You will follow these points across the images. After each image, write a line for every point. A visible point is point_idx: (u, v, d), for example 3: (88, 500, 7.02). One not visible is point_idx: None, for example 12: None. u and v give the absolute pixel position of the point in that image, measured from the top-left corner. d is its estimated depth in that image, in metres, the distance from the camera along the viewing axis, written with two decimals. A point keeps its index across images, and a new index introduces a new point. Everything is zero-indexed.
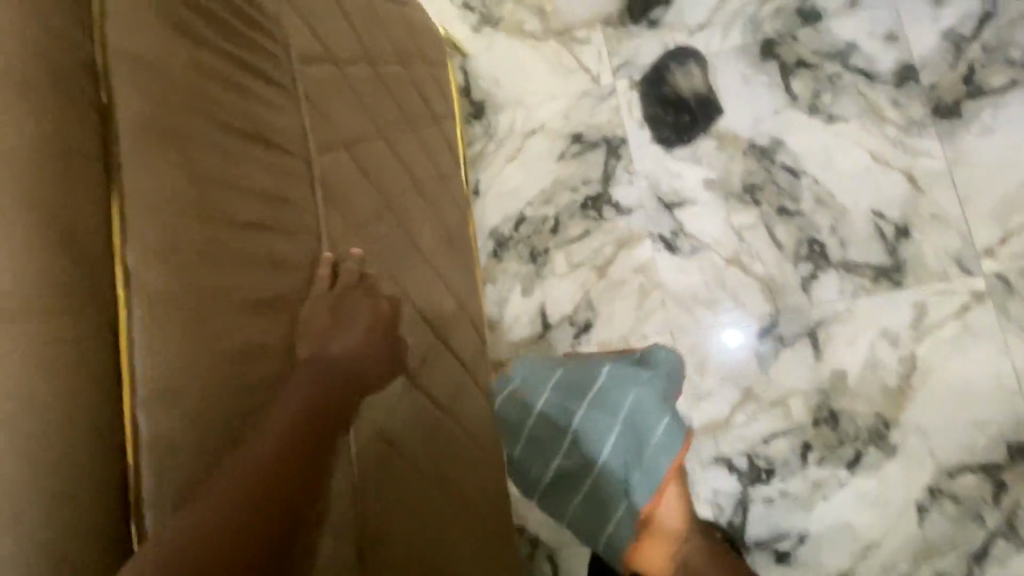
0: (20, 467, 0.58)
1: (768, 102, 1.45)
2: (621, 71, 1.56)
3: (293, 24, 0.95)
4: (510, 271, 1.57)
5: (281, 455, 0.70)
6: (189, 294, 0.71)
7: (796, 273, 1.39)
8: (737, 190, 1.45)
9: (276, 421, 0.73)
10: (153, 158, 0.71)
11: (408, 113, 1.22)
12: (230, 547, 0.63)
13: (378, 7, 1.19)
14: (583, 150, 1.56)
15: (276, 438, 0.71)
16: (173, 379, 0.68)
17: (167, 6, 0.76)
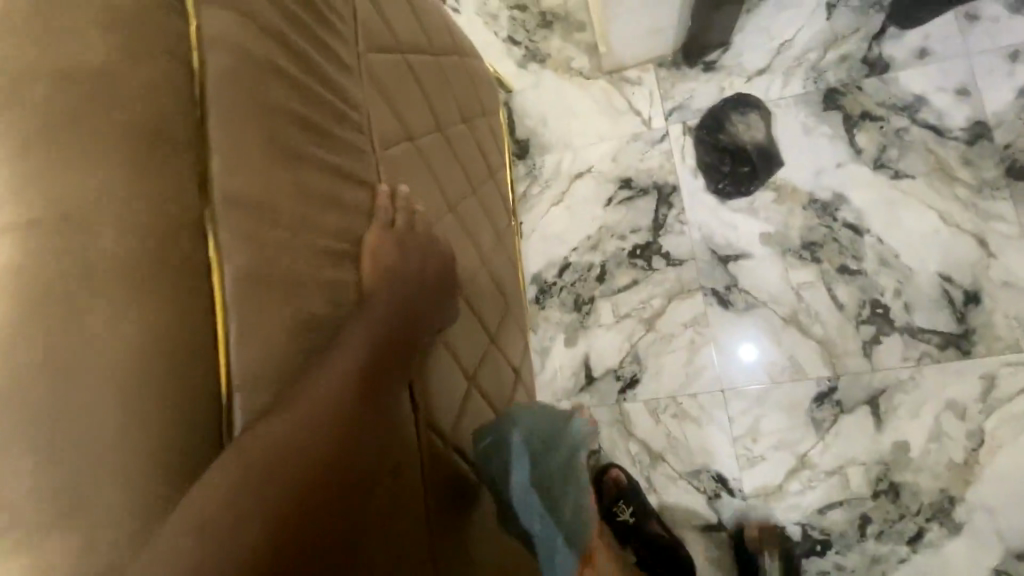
0: (118, 481, 0.55)
1: (830, 154, 1.39)
2: (674, 115, 1.50)
3: (374, 103, 0.85)
4: (553, 319, 1.52)
5: (348, 396, 0.65)
6: (259, 235, 0.66)
7: (858, 336, 1.34)
8: (796, 247, 1.39)
9: (344, 359, 0.67)
10: (236, 126, 0.67)
11: (474, 175, 1.10)
12: (303, 493, 0.60)
13: (449, 68, 1.07)
14: (633, 196, 1.50)
15: (343, 379, 0.66)
16: (249, 328, 0.63)
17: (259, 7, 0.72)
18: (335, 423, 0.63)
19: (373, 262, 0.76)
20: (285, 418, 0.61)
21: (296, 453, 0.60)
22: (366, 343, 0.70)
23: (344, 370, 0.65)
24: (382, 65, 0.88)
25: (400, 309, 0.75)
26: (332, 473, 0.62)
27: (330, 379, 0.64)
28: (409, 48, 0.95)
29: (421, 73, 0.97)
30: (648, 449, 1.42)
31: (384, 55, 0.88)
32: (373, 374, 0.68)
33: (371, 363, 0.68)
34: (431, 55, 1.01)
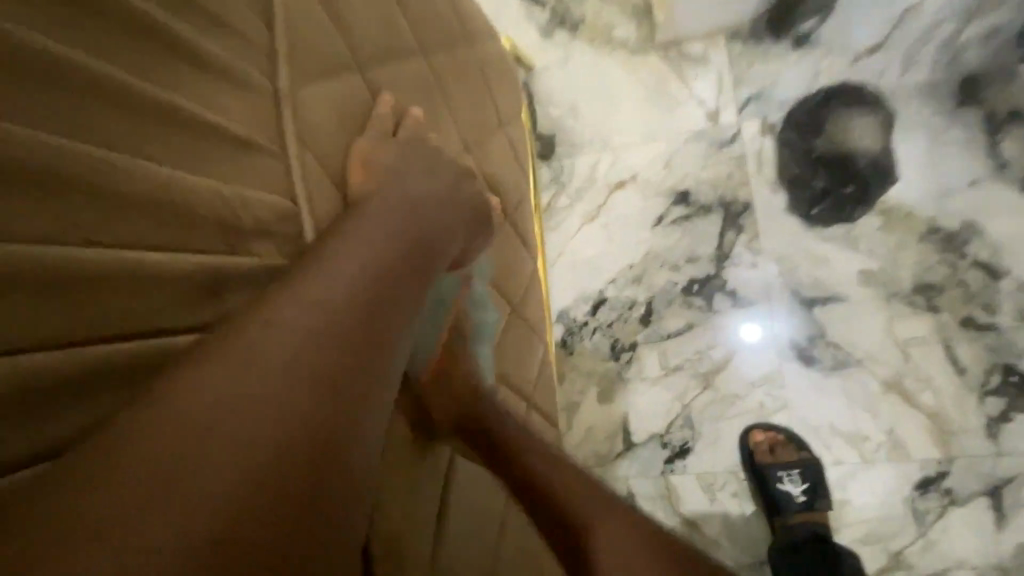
0: None
1: (962, 168, 1.05)
2: (749, 107, 1.14)
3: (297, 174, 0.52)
4: (583, 367, 1.20)
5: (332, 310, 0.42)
6: (138, 119, 0.42)
7: (981, 411, 1.04)
8: (906, 291, 1.06)
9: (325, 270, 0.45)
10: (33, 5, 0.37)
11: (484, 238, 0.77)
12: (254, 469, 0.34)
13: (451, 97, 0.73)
14: (692, 215, 1.16)
15: (323, 288, 0.43)
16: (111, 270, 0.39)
17: None
18: (327, 356, 0.40)
19: (362, 163, 0.58)
20: (246, 354, 0.37)
21: (264, 403, 0.36)
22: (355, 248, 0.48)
23: (348, 265, 0.46)
24: (311, 111, 0.54)
25: (415, 205, 0.57)
26: (340, 404, 0.39)
27: (313, 295, 0.42)
28: (371, 64, 0.61)
29: (393, 100, 0.63)
30: (699, 535, 1.11)
31: (311, 92, 0.54)
32: (378, 292, 0.46)
33: (382, 262, 0.48)
34: (404, 74, 0.66)
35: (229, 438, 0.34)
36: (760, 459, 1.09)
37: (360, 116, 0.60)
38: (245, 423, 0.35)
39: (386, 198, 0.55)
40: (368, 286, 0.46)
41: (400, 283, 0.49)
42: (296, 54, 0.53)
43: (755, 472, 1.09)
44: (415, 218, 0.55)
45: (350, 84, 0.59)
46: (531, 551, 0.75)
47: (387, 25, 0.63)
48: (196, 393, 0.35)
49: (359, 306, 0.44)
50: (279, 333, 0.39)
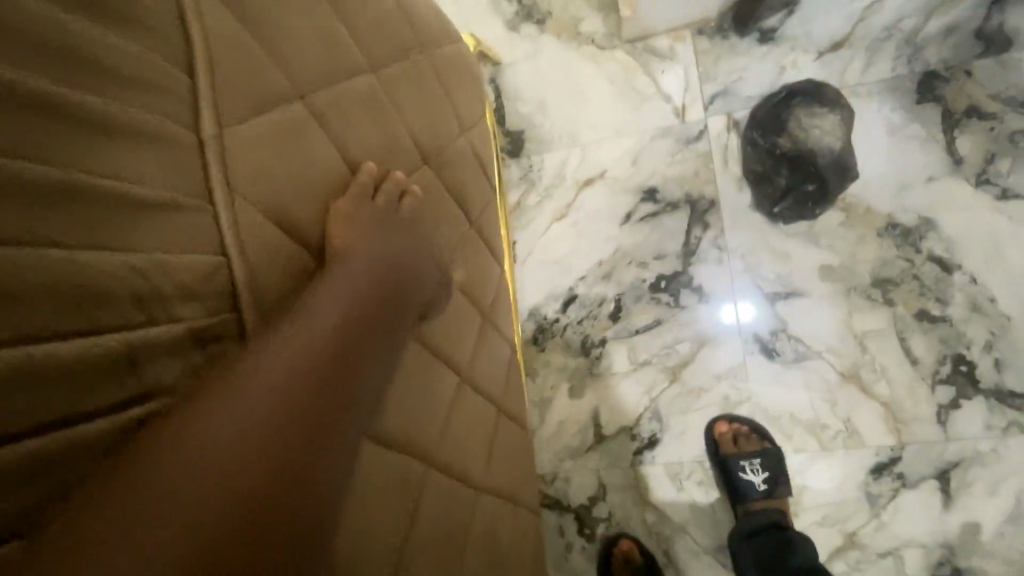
0: None
1: (920, 164, 1.07)
2: (715, 104, 1.15)
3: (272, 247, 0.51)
4: (554, 364, 1.22)
5: (299, 373, 0.46)
6: (95, 229, 0.40)
7: (932, 399, 1.09)
8: (865, 285, 1.10)
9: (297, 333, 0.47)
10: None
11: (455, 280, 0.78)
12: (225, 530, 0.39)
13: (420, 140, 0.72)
14: (659, 212, 1.17)
15: (295, 352, 0.46)
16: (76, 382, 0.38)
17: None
18: (306, 395, 0.46)
19: (340, 219, 0.57)
20: (233, 394, 0.43)
21: (248, 441, 0.42)
22: (326, 309, 0.50)
23: (318, 326, 0.48)
24: (270, 175, 0.51)
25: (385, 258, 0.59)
26: (302, 463, 0.44)
27: (295, 337, 0.47)
28: (337, 124, 0.59)
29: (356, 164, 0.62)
30: (665, 520, 1.17)
31: (271, 158, 0.52)
32: (355, 333, 0.51)
33: (349, 319, 0.51)
34: (377, 142, 0.65)
35: (216, 477, 0.40)
36: (724, 449, 1.13)
37: (327, 183, 0.58)
38: (235, 464, 0.41)
39: (357, 251, 0.56)
40: (345, 328, 0.51)
41: (374, 321, 0.54)
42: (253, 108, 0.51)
43: (720, 461, 1.13)
44: (389, 257, 0.60)
45: (315, 144, 0.56)
46: (496, 552, 0.77)
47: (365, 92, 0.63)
48: (196, 435, 0.40)
49: (337, 346, 0.49)
50: (263, 372, 0.44)
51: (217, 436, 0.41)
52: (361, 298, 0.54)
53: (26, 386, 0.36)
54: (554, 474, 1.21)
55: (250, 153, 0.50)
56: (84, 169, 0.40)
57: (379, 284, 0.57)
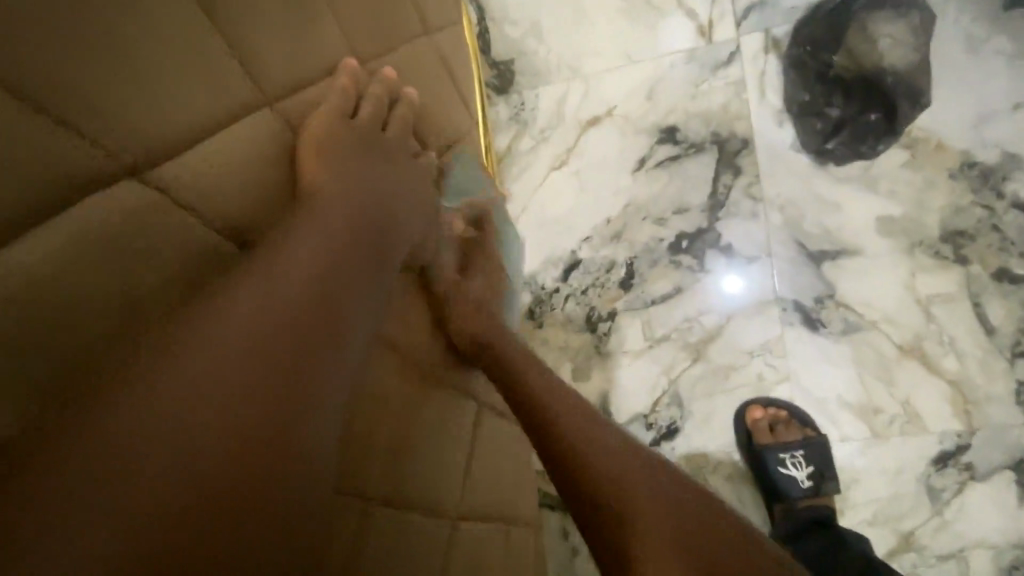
0: None
1: (1006, 88, 0.86)
2: (750, 19, 0.93)
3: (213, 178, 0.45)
4: (555, 343, 1.02)
5: (283, 291, 0.43)
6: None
7: (1010, 375, 0.90)
8: (932, 240, 0.90)
9: (279, 252, 0.45)
10: None
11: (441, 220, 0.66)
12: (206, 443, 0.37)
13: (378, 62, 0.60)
14: (680, 155, 0.96)
15: (276, 269, 0.44)
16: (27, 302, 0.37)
17: None
18: (283, 338, 0.42)
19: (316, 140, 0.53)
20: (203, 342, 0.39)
21: (222, 367, 0.39)
22: (311, 229, 0.48)
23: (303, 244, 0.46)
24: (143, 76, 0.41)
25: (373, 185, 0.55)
26: (290, 380, 0.41)
27: (267, 284, 0.43)
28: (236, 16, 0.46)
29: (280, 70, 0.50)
30: None
31: (118, 45, 0.40)
32: (340, 255, 0.48)
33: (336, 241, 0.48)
34: (303, 44, 0.51)
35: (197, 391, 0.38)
36: (759, 439, 0.95)
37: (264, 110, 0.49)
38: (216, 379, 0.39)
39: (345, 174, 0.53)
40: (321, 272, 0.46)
41: (357, 265, 0.49)
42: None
43: (754, 453, 0.94)
44: (379, 184, 0.56)
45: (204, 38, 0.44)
46: None
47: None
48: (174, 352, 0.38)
49: (318, 273, 0.46)
50: (233, 319, 0.41)
51: (191, 386, 0.38)
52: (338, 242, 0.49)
53: None
54: None
55: (85, 35, 0.39)
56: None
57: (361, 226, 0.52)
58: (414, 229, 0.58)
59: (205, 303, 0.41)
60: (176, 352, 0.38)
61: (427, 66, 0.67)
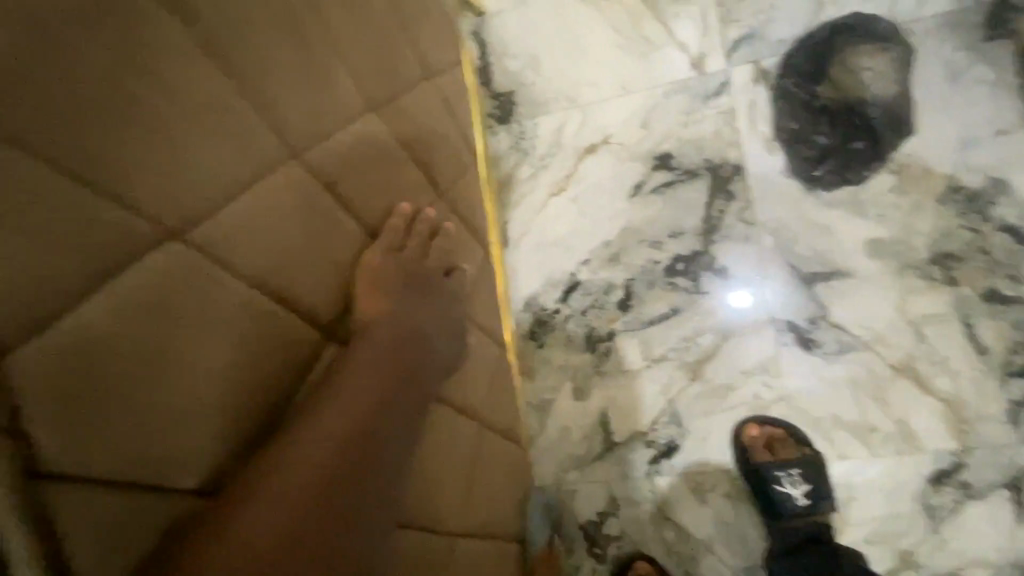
0: None
1: (989, 115, 0.89)
2: (740, 52, 0.97)
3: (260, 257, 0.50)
4: (556, 363, 1.05)
5: (350, 431, 0.50)
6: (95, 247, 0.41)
7: (1003, 396, 0.92)
8: (921, 262, 0.92)
9: (345, 391, 0.52)
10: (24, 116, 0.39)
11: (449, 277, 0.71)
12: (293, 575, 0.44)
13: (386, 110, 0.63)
14: (674, 181, 1.00)
15: (345, 409, 0.51)
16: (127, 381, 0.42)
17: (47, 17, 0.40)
18: (349, 472, 0.49)
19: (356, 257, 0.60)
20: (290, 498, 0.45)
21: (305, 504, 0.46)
22: (368, 364, 0.55)
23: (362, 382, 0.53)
24: (181, 140, 0.46)
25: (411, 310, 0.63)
26: (355, 508, 0.49)
27: (341, 414, 0.51)
28: (259, 81, 0.51)
29: (305, 133, 0.54)
30: (687, 539, 1.00)
31: (157, 105, 0.44)
32: (394, 387, 0.56)
33: (389, 372, 0.56)
34: (335, 112, 0.57)
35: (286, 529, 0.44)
36: (756, 457, 0.96)
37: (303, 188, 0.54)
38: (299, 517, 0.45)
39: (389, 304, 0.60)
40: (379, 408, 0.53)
41: (405, 393, 0.57)
42: (111, 43, 0.42)
43: (751, 472, 0.96)
44: (416, 306, 0.64)
45: (232, 102, 0.49)
46: None
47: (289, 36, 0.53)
48: (266, 493, 0.45)
49: (376, 407, 0.53)
50: (314, 464, 0.47)
51: (283, 514, 0.45)
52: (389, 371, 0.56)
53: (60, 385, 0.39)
54: (558, 489, 1.05)
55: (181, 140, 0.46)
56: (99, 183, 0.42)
57: (406, 348, 0.59)
58: (447, 341, 0.66)
59: (287, 450, 0.47)
60: (272, 502, 0.44)
61: (430, 106, 0.71)
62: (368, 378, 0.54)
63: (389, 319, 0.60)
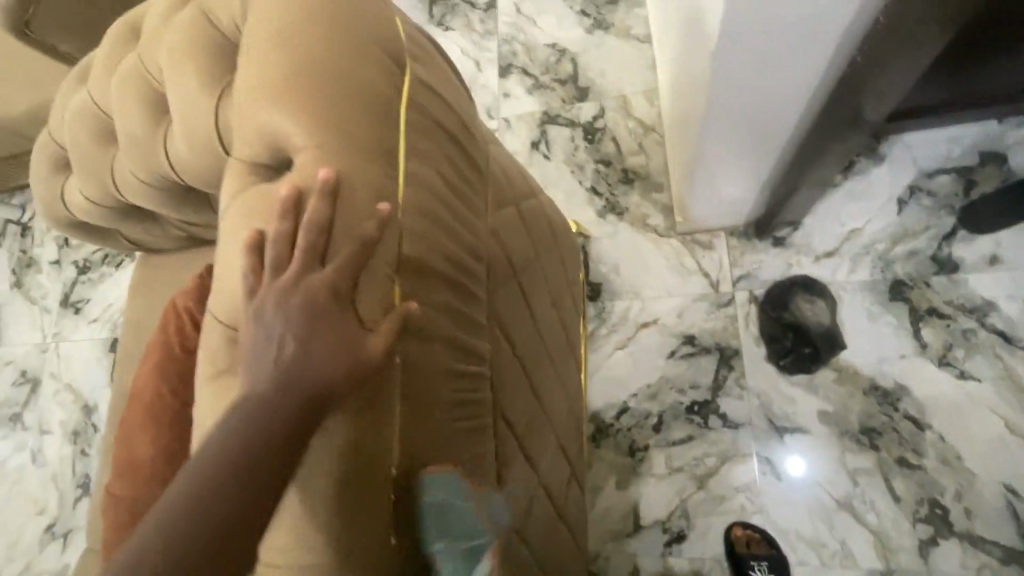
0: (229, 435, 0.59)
1: (895, 344, 1.45)
2: (740, 283, 1.61)
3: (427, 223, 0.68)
4: (607, 459, 1.58)
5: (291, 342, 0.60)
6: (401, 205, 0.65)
7: (914, 534, 1.34)
8: (854, 431, 1.43)
9: (296, 303, 0.60)
10: (414, 139, 0.67)
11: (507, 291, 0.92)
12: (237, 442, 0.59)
13: (544, 262, 1.14)
14: (695, 352, 1.60)
15: (285, 321, 0.60)
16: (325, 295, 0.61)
17: (442, 115, 0.74)
18: (284, 376, 0.60)
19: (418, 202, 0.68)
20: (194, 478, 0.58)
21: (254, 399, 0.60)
22: (323, 284, 0.60)
23: (308, 292, 0.60)
24: (438, 177, 0.71)
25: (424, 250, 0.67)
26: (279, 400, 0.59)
27: (283, 326, 0.60)
28: (469, 153, 0.81)
29: (554, 316, 1.18)
30: None
31: (449, 152, 0.74)
32: (336, 301, 0.60)
33: (334, 293, 0.60)
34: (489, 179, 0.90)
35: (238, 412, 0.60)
36: (738, 549, 1.40)
37: (452, 178, 0.74)
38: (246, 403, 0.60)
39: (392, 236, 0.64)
40: (289, 435, 0.59)
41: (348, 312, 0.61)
42: (452, 135, 0.76)
43: (734, 560, 1.39)
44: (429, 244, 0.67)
45: (466, 159, 0.79)
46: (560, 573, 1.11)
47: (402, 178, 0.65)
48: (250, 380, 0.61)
49: (316, 319, 0.60)
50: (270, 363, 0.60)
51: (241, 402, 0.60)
52: (305, 317, 0.60)
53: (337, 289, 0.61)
54: (600, 552, 1.51)
55: (448, 175, 0.73)
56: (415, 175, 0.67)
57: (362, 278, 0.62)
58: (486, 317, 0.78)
59: (258, 343, 0.61)
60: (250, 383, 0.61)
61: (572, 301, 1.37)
62: (260, 371, 0.61)
63: (414, 255, 0.66)
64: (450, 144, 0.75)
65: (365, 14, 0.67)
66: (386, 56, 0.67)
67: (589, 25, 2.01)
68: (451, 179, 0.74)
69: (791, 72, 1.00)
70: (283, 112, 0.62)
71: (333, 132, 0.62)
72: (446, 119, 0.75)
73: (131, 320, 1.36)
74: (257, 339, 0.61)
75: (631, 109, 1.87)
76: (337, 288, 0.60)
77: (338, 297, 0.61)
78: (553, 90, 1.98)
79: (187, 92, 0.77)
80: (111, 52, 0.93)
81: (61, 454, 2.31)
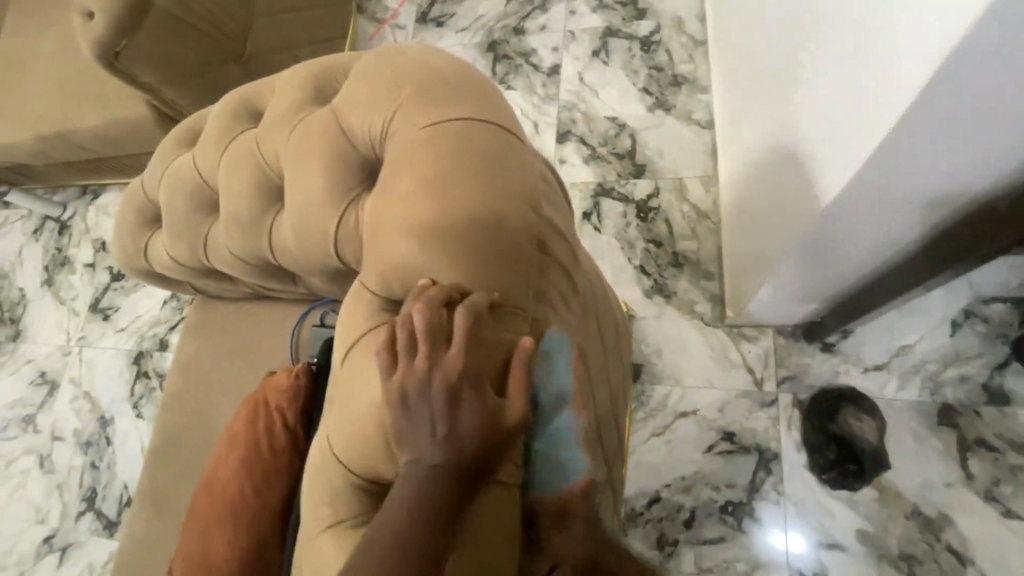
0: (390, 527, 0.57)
1: (940, 471, 1.44)
2: (784, 384, 1.60)
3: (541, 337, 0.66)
4: (634, 549, 1.56)
5: (435, 434, 0.58)
6: (520, 327, 0.64)
7: None
8: (892, 555, 1.41)
9: (434, 390, 0.58)
10: (537, 268, 0.67)
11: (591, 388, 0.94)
12: (402, 535, 0.56)
13: (610, 352, 1.15)
14: (735, 450, 1.58)
15: (428, 411, 0.58)
16: (453, 377, 0.57)
17: (558, 234, 0.72)
18: (432, 464, 0.58)
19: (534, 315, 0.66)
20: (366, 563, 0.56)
21: (409, 492, 0.58)
22: (453, 371, 0.57)
23: (439, 377, 0.57)
24: (555, 303, 0.69)
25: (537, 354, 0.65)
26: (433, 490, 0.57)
27: (420, 413, 0.58)
28: (579, 264, 0.79)
29: (612, 416, 1.16)
30: None
31: (565, 273, 0.73)
32: (467, 383, 0.58)
33: (465, 380, 0.58)
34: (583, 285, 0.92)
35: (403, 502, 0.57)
36: None
37: (567, 293, 0.73)
38: (405, 497, 0.58)
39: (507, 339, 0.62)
40: (455, 497, 0.58)
41: (479, 394, 0.58)
42: (567, 253, 0.74)
43: None
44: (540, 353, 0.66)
45: (578, 274, 0.78)
46: None
47: (530, 295, 0.66)
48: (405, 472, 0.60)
49: (452, 405, 0.57)
50: (418, 453, 0.59)
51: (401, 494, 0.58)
52: (443, 402, 0.57)
53: (468, 376, 0.58)
54: None
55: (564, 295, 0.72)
56: (536, 307, 0.66)
57: (483, 360, 0.60)
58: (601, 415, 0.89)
59: (399, 433, 0.60)
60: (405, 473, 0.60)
61: (625, 394, 1.34)
62: (412, 463, 0.59)
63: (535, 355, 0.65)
64: (564, 260, 0.73)
65: (506, 160, 0.68)
66: (524, 204, 0.67)
67: (651, 103, 2.04)
68: (566, 298, 0.72)
69: (914, 204, 0.93)
70: (423, 258, 0.64)
71: (456, 270, 0.63)
72: (562, 236, 0.73)
73: (180, 363, 1.35)
74: (401, 423, 0.60)
75: (686, 193, 1.90)
76: (460, 373, 0.58)
77: (471, 368, 0.58)
78: (610, 163, 2.00)
79: (309, 195, 0.78)
80: (221, 127, 0.94)
81: (70, 463, 2.29)
